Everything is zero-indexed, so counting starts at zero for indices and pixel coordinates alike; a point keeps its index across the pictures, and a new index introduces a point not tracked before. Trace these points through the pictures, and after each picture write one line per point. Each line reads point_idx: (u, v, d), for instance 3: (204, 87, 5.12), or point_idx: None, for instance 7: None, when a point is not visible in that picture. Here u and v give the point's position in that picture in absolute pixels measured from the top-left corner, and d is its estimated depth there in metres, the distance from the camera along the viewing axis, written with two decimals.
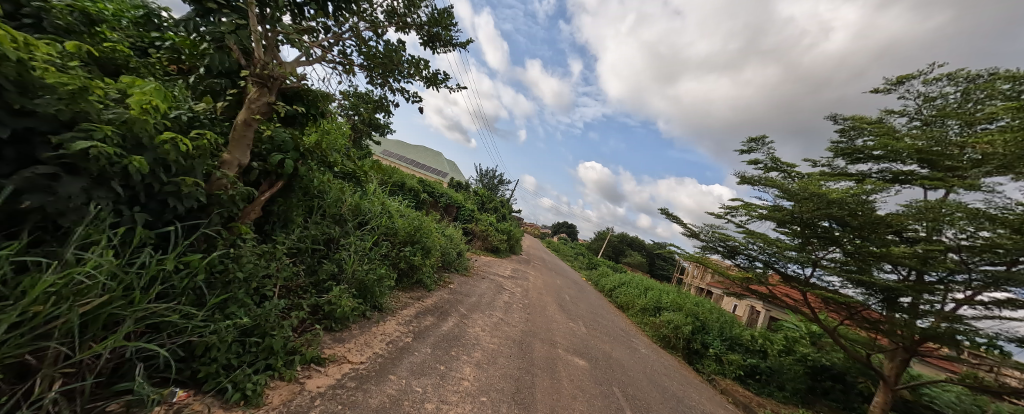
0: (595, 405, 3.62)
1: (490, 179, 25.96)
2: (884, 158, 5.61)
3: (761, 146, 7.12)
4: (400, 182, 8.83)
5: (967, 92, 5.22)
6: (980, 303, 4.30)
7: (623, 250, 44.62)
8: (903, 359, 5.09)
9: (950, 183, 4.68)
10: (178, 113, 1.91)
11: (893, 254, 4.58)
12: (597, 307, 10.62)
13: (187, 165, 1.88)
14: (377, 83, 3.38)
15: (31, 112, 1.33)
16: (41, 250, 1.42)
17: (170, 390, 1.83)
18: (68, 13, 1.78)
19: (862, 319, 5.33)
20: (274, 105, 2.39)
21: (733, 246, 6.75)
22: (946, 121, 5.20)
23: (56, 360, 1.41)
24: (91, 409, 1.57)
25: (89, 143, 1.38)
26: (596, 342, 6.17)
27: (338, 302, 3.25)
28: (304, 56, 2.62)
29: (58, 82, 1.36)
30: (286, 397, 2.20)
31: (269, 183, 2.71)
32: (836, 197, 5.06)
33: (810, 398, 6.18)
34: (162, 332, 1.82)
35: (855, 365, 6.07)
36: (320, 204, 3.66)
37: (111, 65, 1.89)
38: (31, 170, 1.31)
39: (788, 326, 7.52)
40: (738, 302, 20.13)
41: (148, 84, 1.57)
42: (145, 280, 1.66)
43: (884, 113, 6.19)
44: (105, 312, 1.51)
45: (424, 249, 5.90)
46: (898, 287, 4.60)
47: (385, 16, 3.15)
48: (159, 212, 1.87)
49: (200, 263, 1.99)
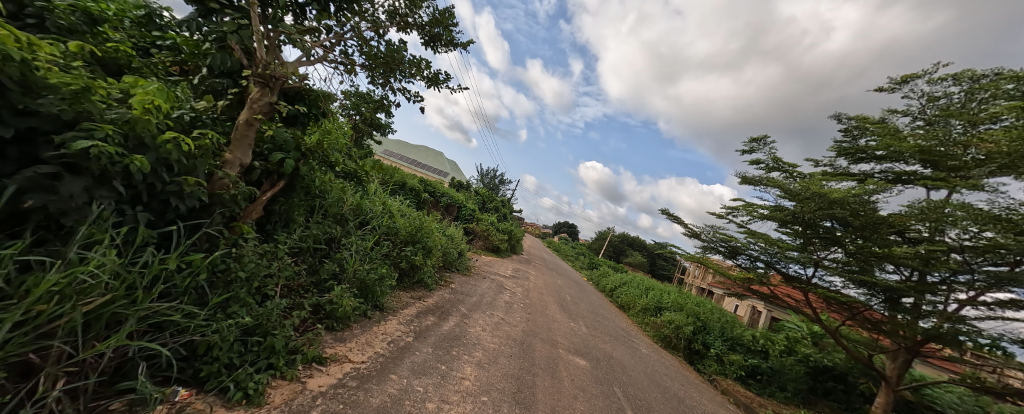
0: (596, 405, 3.61)
1: (490, 179, 25.94)
2: (886, 158, 5.59)
3: (763, 146, 7.10)
4: (400, 182, 8.83)
5: (971, 92, 5.19)
6: (983, 303, 4.29)
7: (624, 250, 44.58)
8: (905, 360, 5.08)
9: (953, 183, 4.66)
10: (180, 113, 1.91)
11: (895, 254, 4.56)
12: (598, 307, 10.60)
13: (189, 164, 1.89)
14: (378, 83, 3.38)
15: (34, 112, 1.34)
16: (44, 249, 1.42)
17: (172, 389, 1.84)
18: (71, 13, 1.79)
19: (864, 320, 5.31)
20: (276, 105, 2.40)
21: (734, 246, 6.73)
22: (950, 121, 5.17)
23: (60, 359, 1.41)
24: (94, 408, 1.58)
25: (91, 143, 1.38)
26: (596, 342, 6.15)
27: (339, 302, 3.25)
28: (305, 57, 2.62)
29: (61, 82, 1.36)
30: (288, 396, 2.20)
31: (270, 182, 2.72)
32: (838, 197, 5.04)
33: (811, 398, 6.16)
34: (164, 331, 1.82)
35: (857, 366, 6.05)
36: (321, 204, 3.67)
37: (113, 65, 1.90)
38: (34, 170, 1.32)
39: (789, 326, 7.51)
40: (739, 302, 20.08)
41: (151, 85, 1.57)
42: (148, 279, 1.66)
43: (887, 112, 6.16)
44: (108, 311, 1.51)
45: (425, 249, 5.90)
46: (900, 287, 4.58)
47: (386, 16, 3.15)
48: (162, 212, 1.87)
49: (202, 262, 1.99)
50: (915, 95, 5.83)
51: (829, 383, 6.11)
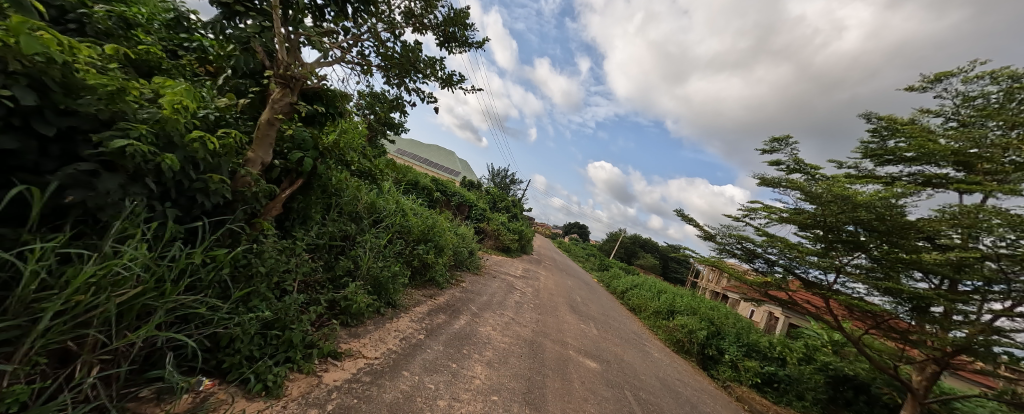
0: (607, 408, 3.57)
1: (501, 178, 26.16)
2: (916, 160, 5.36)
3: (784, 146, 6.87)
4: (413, 181, 8.96)
5: (1010, 92, 4.94)
6: (1019, 315, 4.09)
7: (635, 252, 44.18)
8: (933, 371, 4.88)
9: (988, 187, 4.47)
10: (206, 112, 1.99)
11: (925, 261, 4.40)
12: (608, 309, 10.46)
13: (214, 162, 1.96)
14: (393, 83, 3.44)
15: (74, 112, 1.40)
16: (81, 243, 1.48)
17: (196, 379, 1.91)
18: (108, 18, 1.89)
19: (890, 329, 5.08)
20: (296, 105, 2.46)
21: (751, 250, 6.54)
22: (986, 121, 4.97)
23: (95, 348, 1.48)
24: (126, 395, 1.66)
25: (125, 141, 1.44)
26: (607, 344, 6.09)
27: (354, 298, 3.32)
28: (324, 58, 2.68)
29: (99, 83, 1.41)
30: (304, 389, 2.26)
31: (289, 180, 2.79)
32: (864, 199, 4.82)
33: (831, 409, 5.96)
34: (190, 323, 1.89)
35: (881, 376, 5.74)
36: (338, 202, 3.73)
37: (145, 67, 1.98)
38: (74, 167, 1.38)
39: (808, 333, 7.21)
40: (755, 308, 19.72)
41: (179, 85, 1.64)
42: (175, 272, 1.71)
43: (918, 113, 5.95)
44: (139, 303, 1.58)
45: (437, 247, 5.97)
46: (928, 294, 4.38)
47: (403, 17, 3.19)
48: (188, 207, 1.95)
49: (225, 258, 2.06)
50: (949, 95, 5.62)
51: (849, 393, 5.87)
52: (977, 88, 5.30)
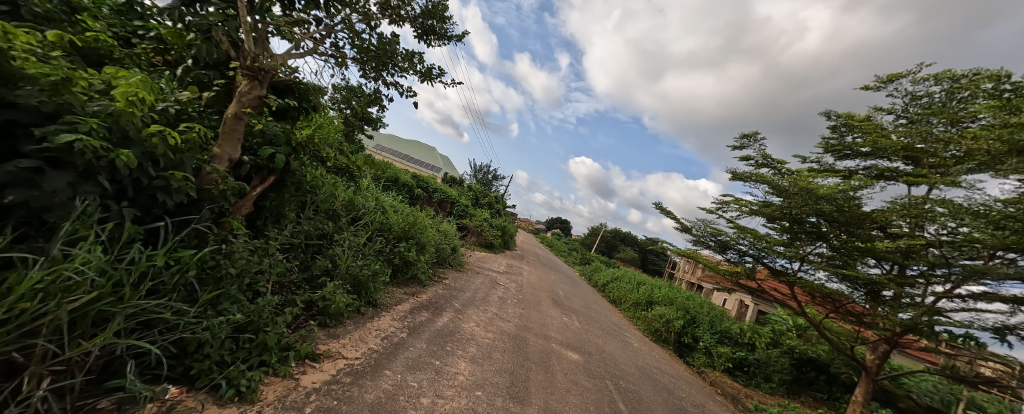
0: (589, 398, 3.64)
1: (483, 174, 26.09)
2: (870, 155, 5.68)
3: (751, 142, 7.14)
4: (393, 177, 8.80)
5: (951, 92, 5.31)
6: (957, 296, 4.42)
7: (615, 245, 45.07)
8: (884, 350, 5.23)
9: (932, 180, 4.76)
10: (165, 106, 1.88)
11: (878, 248, 4.69)
12: (590, 302, 10.63)
13: (176, 159, 1.85)
14: (370, 77, 3.34)
15: (12, 104, 1.28)
16: (26, 246, 1.38)
17: (162, 387, 1.82)
18: (48, 1, 1.73)
19: (848, 313, 5.39)
20: (266, 98, 2.35)
21: (724, 241, 6.77)
22: (931, 119, 5.32)
23: (45, 358, 1.38)
24: (81, 407, 1.56)
25: (73, 136, 1.32)
26: (589, 336, 6.20)
27: (332, 298, 3.23)
28: (295, 49, 2.57)
29: (40, 72, 1.32)
30: (281, 393, 2.19)
31: (260, 177, 2.67)
32: (826, 192, 5.07)
33: (796, 388, 6.48)
34: (153, 328, 1.78)
35: (839, 356, 6.30)
36: (313, 200, 3.61)
37: (94, 56, 1.83)
38: (14, 163, 1.26)
39: (774, 318, 7.79)
40: (729, 297, 20.59)
41: (134, 76, 1.54)
42: (135, 276, 1.62)
43: (873, 110, 6.30)
44: (94, 310, 1.47)
45: (419, 244, 5.88)
46: (880, 280, 4.67)
47: (378, 8, 3.09)
48: (149, 207, 1.84)
49: (190, 259, 1.96)
50: (900, 94, 5.99)
51: (811, 374, 6.42)
52: (924, 88, 5.66)
